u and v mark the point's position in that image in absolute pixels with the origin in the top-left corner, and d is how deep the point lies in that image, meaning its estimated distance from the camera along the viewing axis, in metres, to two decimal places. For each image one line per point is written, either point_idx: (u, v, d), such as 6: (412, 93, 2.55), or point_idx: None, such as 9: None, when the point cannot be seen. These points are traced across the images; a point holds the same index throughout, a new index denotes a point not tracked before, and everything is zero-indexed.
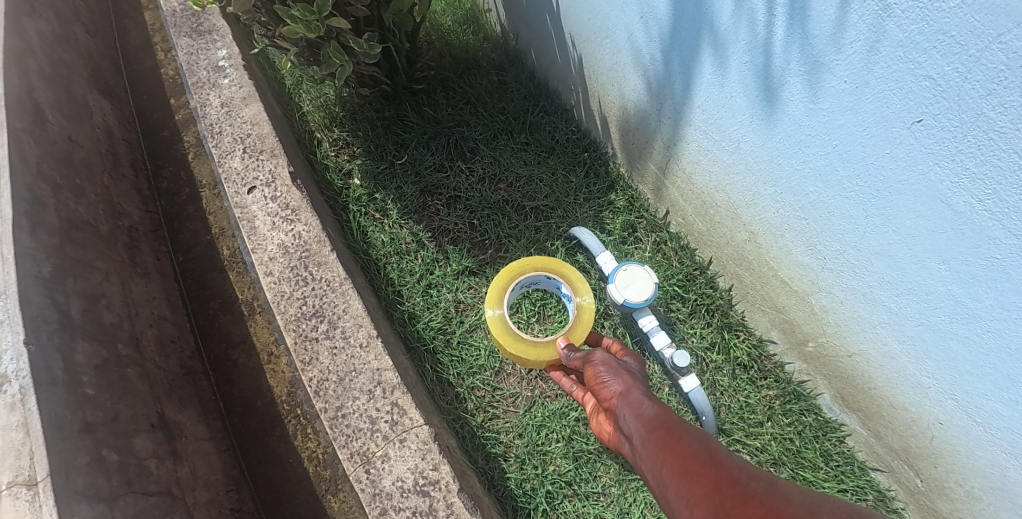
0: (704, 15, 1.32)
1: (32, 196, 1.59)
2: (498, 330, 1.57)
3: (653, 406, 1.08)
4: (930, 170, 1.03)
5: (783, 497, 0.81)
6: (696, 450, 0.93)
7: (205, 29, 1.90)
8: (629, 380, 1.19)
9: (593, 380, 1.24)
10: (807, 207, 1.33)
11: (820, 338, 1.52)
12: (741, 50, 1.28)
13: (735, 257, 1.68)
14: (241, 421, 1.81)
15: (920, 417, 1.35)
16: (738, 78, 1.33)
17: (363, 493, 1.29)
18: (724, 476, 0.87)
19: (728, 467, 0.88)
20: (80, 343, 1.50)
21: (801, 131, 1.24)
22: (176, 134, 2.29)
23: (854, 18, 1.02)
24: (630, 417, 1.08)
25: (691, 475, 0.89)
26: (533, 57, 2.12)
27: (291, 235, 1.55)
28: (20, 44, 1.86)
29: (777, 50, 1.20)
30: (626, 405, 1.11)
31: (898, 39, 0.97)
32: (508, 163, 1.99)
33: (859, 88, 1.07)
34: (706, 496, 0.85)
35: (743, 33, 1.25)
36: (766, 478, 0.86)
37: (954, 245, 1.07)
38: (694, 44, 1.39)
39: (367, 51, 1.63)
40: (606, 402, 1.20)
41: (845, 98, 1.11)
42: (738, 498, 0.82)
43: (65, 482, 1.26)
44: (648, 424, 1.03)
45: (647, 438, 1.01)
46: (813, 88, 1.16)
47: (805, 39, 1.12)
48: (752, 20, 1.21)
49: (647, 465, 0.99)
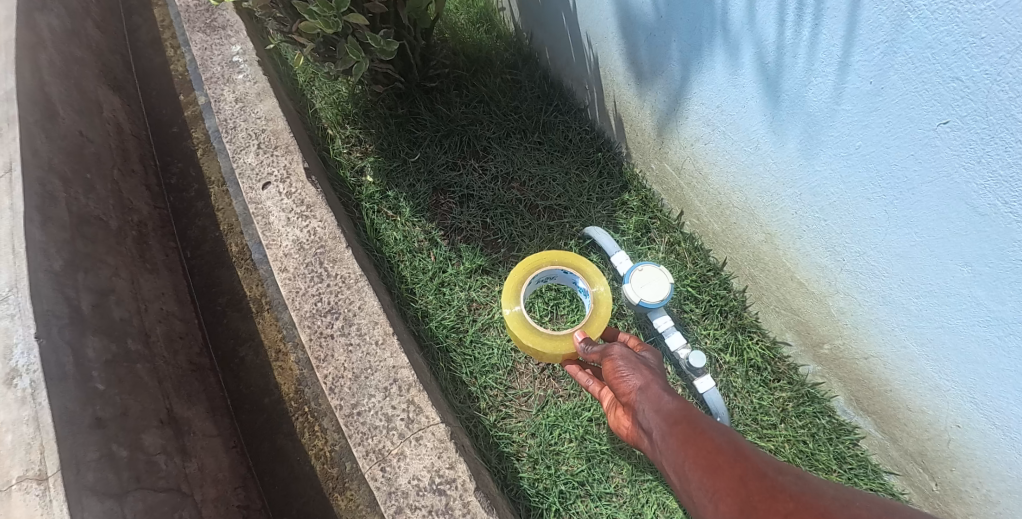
0: (723, 16, 1.32)
1: (44, 189, 1.59)
2: (515, 323, 1.54)
3: (673, 400, 1.08)
4: (956, 173, 1.03)
5: (810, 489, 0.84)
6: (720, 444, 0.94)
7: (219, 24, 1.90)
8: (648, 374, 1.19)
9: (611, 374, 1.23)
10: (827, 208, 1.33)
11: (836, 339, 1.51)
12: (761, 51, 1.28)
13: (750, 258, 1.67)
14: (249, 418, 1.80)
15: (937, 420, 1.35)
16: (757, 79, 1.33)
17: (378, 491, 1.29)
18: (751, 469, 0.88)
19: (753, 462, 0.90)
20: (90, 338, 1.49)
21: (821, 133, 1.24)
22: (185, 131, 2.29)
23: (878, 19, 1.01)
24: (649, 412, 1.08)
25: (716, 469, 0.90)
26: (547, 56, 2.12)
27: (307, 231, 1.55)
28: (32, 38, 1.85)
29: (798, 52, 1.20)
30: (645, 400, 1.11)
31: (926, 40, 0.96)
32: (521, 162, 1.98)
33: (883, 89, 1.07)
34: (732, 490, 0.86)
35: (763, 33, 1.25)
36: (790, 472, 0.88)
37: (978, 248, 1.07)
38: (714, 44, 1.39)
39: (384, 47, 1.62)
40: (624, 396, 1.19)
41: (868, 99, 1.11)
42: (765, 491, 0.84)
43: (76, 477, 1.26)
44: (669, 419, 1.03)
45: (669, 431, 1.01)
46: (835, 90, 1.16)
47: (827, 39, 1.12)
48: (773, 20, 1.21)
49: (669, 459, 0.99)
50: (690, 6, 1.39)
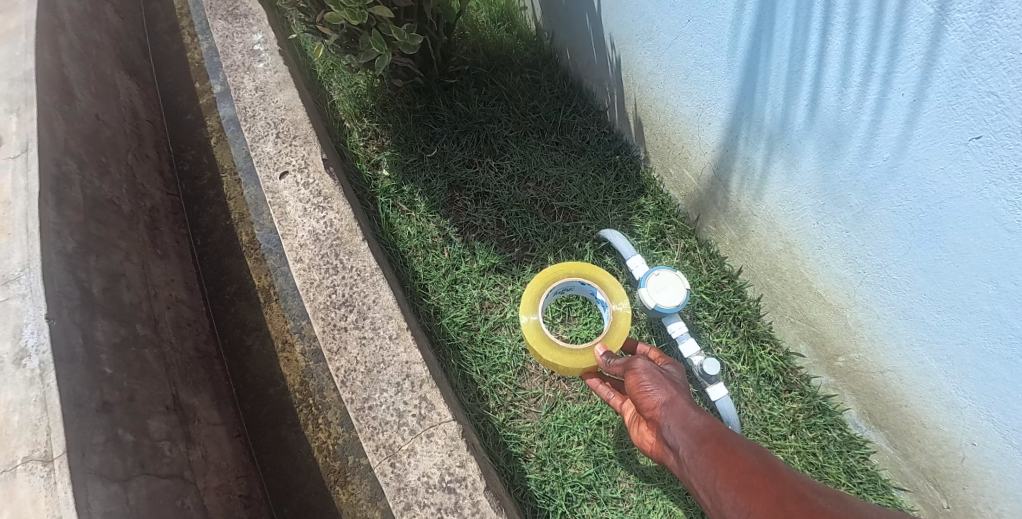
0: (758, 23, 1.31)
1: (59, 171, 1.59)
2: (533, 336, 1.55)
3: (700, 417, 1.07)
4: (986, 189, 1.02)
5: (853, 510, 0.81)
6: (752, 463, 0.94)
7: (241, 12, 1.89)
8: (673, 389, 1.18)
9: (635, 388, 1.23)
10: (850, 219, 1.32)
11: (852, 353, 1.51)
12: (794, 58, 1.27)
13: (767, 267, 1.66)
14: (253, 408, 1.79)
15: (952, 437, 1.34)
16: (788, 88, 1.32)
17: (387, 486, 1.28)
18: (787, 490, 0.87)
19: (789, 481, 0.88)
20: (100, 321, 1.48)
21: (850, 144, 1.23)
22: (200, 119, 2.28)
23: (917, 30, 1.00)
24: (676, 429, 1.07)
25: (750, 489, 0.89)
26: (568, 57, 2.12)
27: (323, 222, 1.55)
28: (52, 20, 1.85)
29: (832, 61, 1.18)
30: (672, 415, 1.11)
31: (963, 55, 0.95)
32: (538, 162, 1.98)
33: (918, 102, 1.05)
34: (768, 510, 0.85)
35: (797, 40, 1.24)
36: (830, 493, 0.86)
37: (1005, 264, 1.05)
38: (745, 51, 1.38)
39: (408, 41, 1.62)
40: (649, 411, 1.18)
41: (903, 113, 1.09)
42: (804, 513, 0.82)
43: (82, 459, 1.25)
44: (697, 436, 1.03)
45: (698, 449, 1.01)
46: (867, 103, 1.15)
47: (860, 50, 1.11)
48: (810, 28, 1.20)
49: (699, 478, 0.99)
50: (722, 11, 1.38)
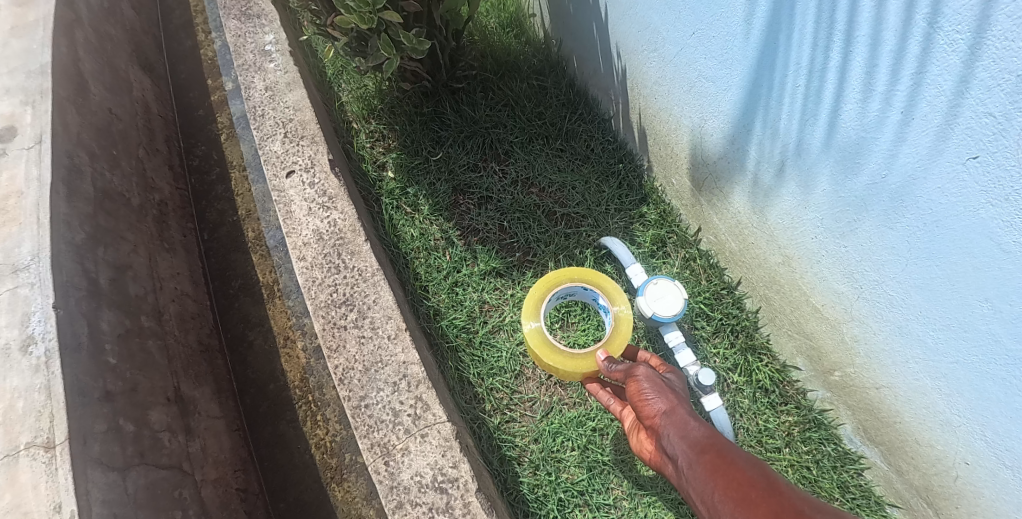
0: (776, 36, 1.28)
1: (71, 162, 1.61)
2: (536, 341, 1.57)
3: (700, 427, 1.09)
4: (982, 208, 1.02)
5: None
6: (751, 476, 0.95)
7: (253, 13, 1.92)
8: (673, 398, 1.20)
9: (635, 395, 1.24)
10: (849, 234, 1.32)
11: (848, 367, 1.52)
12: (814, 77, 1.24)
13: (766, 279, 1.67)
14: (252, 402, 1.81)
15: (946, 456, 1.34)
16: (806, 106, 1.29)
17: (380, 484, 1.29)
18: (783, 505, 0.87)
19: (786, 496, 0.89)
20: (105, 312, 1.50)
21: (865, 164, 1.21)
22: (210, 115, 2.31)
23: (951, 58, 0.96)
24: (676, 438, 1.09)
25: (748, 502, 0.91)
26: (575, 65, 2.14)
27: (327, 222, 1.57)
28: (70, 14, 1.89)
29: (850, 82, 1.16)
30: (671, 424, 1.12)
31: (986, 83, 0.93)
32: (542, 168, 2.00)
33: (946, 127, 1.02)
34: None
35: (810, 59, 1.23)
36: (829, 509, 0.86)
37: (1001, 284, 1.06)
38: (766, 67, 1.34)
39: (416, 45, 1.63)
40: (647, 419, 1.20)
41: (923, 137, 1.06)
42: None
43: (84, 447, 1.27)
44: (696, 447, 1.05)
45: (697, 460, 1.02)
46: (885, 124, 1.12)
47: (883, 71, 1.08)
48: (833, 45, 1.17)
49: (697, 488, 1.00)
50: (738, 24, 1.36)
